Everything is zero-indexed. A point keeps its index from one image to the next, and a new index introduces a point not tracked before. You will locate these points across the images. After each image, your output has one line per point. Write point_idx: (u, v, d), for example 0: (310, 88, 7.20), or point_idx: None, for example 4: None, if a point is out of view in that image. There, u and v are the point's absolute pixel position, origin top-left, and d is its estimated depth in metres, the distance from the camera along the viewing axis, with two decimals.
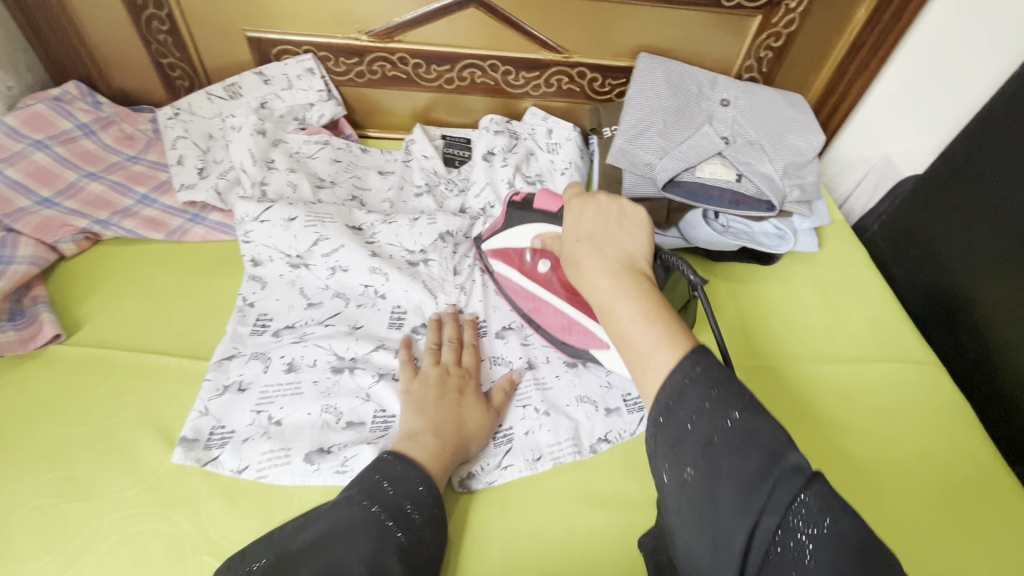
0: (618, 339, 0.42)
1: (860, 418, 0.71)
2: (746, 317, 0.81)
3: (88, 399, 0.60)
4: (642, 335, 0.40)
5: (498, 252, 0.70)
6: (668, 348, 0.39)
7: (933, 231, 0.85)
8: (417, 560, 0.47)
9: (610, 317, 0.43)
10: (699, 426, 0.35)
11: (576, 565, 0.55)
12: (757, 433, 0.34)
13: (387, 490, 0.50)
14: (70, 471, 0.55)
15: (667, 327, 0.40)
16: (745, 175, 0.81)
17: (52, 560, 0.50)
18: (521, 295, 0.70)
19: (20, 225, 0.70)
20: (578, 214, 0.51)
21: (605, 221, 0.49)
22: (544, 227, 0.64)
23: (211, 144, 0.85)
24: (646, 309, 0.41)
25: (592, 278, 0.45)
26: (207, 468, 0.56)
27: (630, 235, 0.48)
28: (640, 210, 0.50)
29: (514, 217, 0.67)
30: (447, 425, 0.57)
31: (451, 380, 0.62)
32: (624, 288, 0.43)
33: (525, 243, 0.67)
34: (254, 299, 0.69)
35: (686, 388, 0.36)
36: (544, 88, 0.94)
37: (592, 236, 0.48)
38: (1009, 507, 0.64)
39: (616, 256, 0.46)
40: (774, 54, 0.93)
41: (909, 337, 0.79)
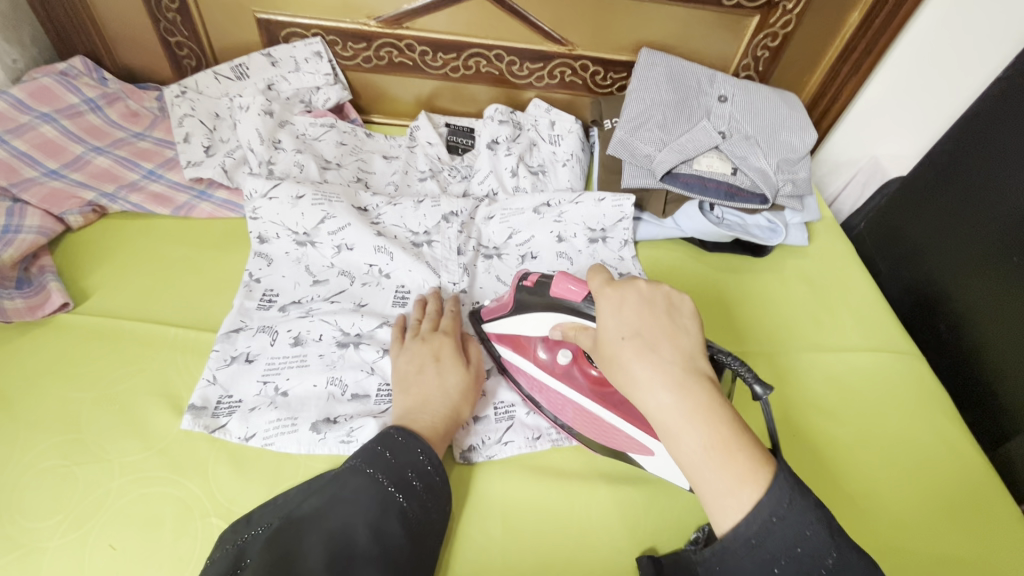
0: (687, 466, 0.42)
1: (842, 405, 0.74)
2: (739, 306, 0.83)
3: (96, 367, 0.61)
4: (720, 474, 0.40)
5: (506, 339, 0.66)
6: (752, 486, 0.39)
7: (917, 230, 0.88)
8: (419, 526, 0.50)
9: (677, 444, 0.42)
10: (787, 570, 0.38)
11: (573, 534, 0.58)
12: (848, 575, 0.39)
13: (389, 459, 0.51)
14: (79, 434, 0.56)
15: (744, 460, 0.40)
16: (740, 169, 0.84)
17: (63, 519, 0.51)
18: (540, 390, 0.65)
19: (28, 195, 0.71)
20: (618, 304, 0.47)
21: (652, 314, 0.46)
22: (563, 315, 0.56)
23: (218, 123, 0.85)
24: (719, 438, 0.41)
25: (651, 391, 0.43)
26: (215, 434, 0.57)
27: (682, 332, 0.46)
28: (685, 301, 0.48)
29: (529, 305, 0.60)
30: (432, 398, 0.58)
31: (428, 349, 0.62)
32: (692, 411, 0.42)
33: (537, 336, 0.63)
34: (261, 275, 0.71)
35: (777, 527, 0.38)
36: (547, 79, 0.96)
37: (641, 334, 0.45)
38: (980, 489, 0.67)
39: (674, 363, 0.44)
40: (771, 54, 0.96)
41: (892, 329, 0.83)
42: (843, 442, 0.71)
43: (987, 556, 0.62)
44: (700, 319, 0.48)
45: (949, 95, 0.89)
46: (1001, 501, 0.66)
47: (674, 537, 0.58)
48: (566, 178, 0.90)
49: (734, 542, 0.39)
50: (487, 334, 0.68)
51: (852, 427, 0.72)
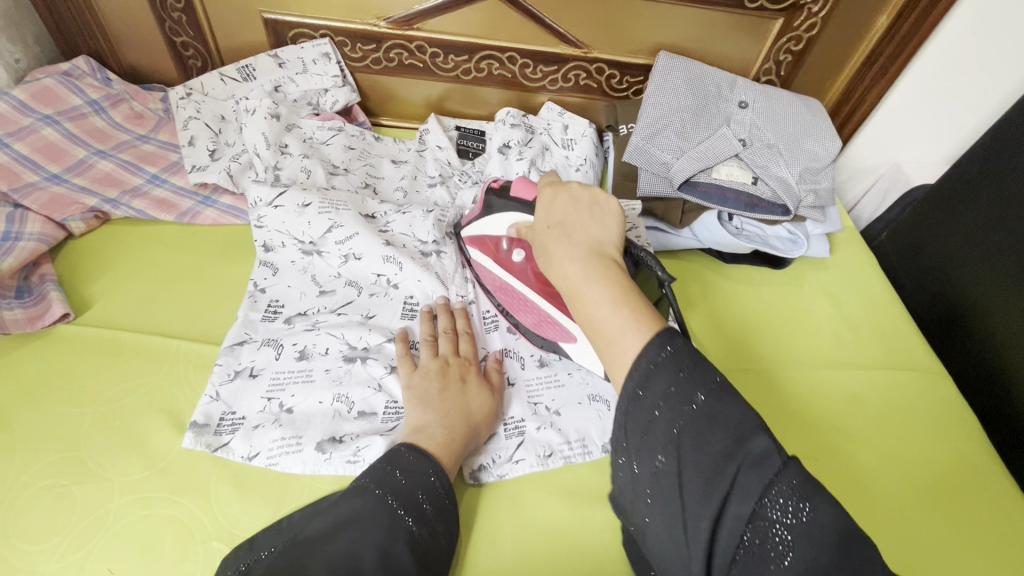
0: (587, 325, 0.42)
1: (856, 412, 0.72)
2: (757, 320, 0.81)
3: (97, 380, 0.59)
4: (610, 322, 0.40)
5: (474, 237, 0.70)
6: (635, 330, 0.39)
7: (942, 240, 0.85)
8: (427, 551, 0.47)
9: (578, 303, 0.43)
10: (666, 414, 0.37)
11: (585, 560, 0.55)
12: (725, 416, 0.35)
13: (399, 480, 0.49)
14: (78, 452, 0.54)
15: (635, 312, 0.40)
16: (761, 178, 0.82)
17: (60, 541, 0.49)
18: (491, 280, 0.70)
19: (28, 201, 0.69)
20: (550, 200, 0.50)
21: (575, 208, 0.49)
22: (522, 216, 0.63)
23: (224, 126, 0.83)
24: (615, 295, 0.41)
25: (559, 264, 0.45)
26: (218, 453, 0.55)
27: (601, 223, 0.48)
28: (612, 202, 0.49)
29: (494, 205, 0.66)
30: (455, 418, 0.57)
31: (452, 369, 0.61)
32: (592, 273, 0.43)
33: (500, 231, 0.66)
34: (266, 285, 0.69)
35: (652, 372, 0.37)
36: (561, 83, 0.94)
37: (562, 224, 0.48)
38: (986, 489, 0.67)
39: (585, 242, 0.46)
40: (794, 58, 0.92)
41: (917, 346, 0.80)
42: (843, 439, 0.70)
43: None
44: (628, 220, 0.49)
45: (977, 100, 0.87)
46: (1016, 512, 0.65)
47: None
48: (580, 184, 0.87)
49: (625, 400, 0.38)
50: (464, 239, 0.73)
51: (859, 427, 0.71)
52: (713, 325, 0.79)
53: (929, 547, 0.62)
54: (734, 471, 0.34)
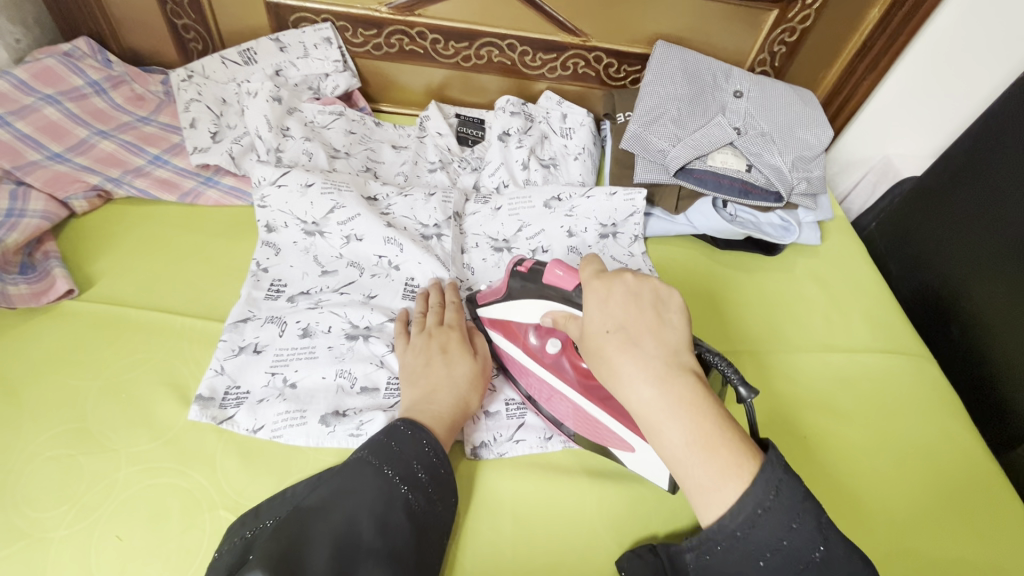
0: (671, 460, 0.42)
1: (849, 403, 0.74)
2: (751, 306, 0.82)
3: (102, 354, 0.60)
4: (703, 468, 0.40)
5: (498, 322, 0.65)
6: (734, 480, 0.39)
7: (931, 230, 0.87)
8: (425, 519, 0.49)
9: (660, 436, 0.42)
10: (772, 565, 0.39)
11: (581, 532, 0.57)
12: (836, 567, 0.39)
13: (395, 451, 0.50)
14: (86, 423, 0.55)
15: (729, 452, 0.40)
16: (755, 166, 0.83)
17: (69, 508, 0.50)
18: (524, 376, 0.64)
19: (31, 179, 0.69)
20: (604, 296, 0.47)
21: (637, 306, 0.45)
22: (556, 305, 0.55)
23: (225, 108, 0.84)
24: (702, 432, 0.40)
25: (633, 387, 0.42)
26: (222, 426, 0.56)
27: (669, 324, 0.45)
28: (674, 294, 0.46)
29: (522, 289, 0.59)
30: (442, 391, 0.57)
31: (435, 341, 0.61)
32: (673, 404, 0.41)
33: (530, 322, 0.60)
34: (269, 265, 0.69)
35: (764, 517, 0.38)
36: (560, 71, 0.95)
37: (625, 328, 0.44)
38: (981, 483, 0.68)
39: (657, 354, 0.43)
40: (788, 49, 0.94)
41: (903, 331, 0.82)
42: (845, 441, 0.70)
43: (991, 554, 0.63)
44: (691, 313, 0.47)
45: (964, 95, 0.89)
46: (995, 489, 0.67)
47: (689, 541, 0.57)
48: (578, 171, 0.88)
49: (721, 534, 0.39)
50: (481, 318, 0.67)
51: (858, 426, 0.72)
52: (707, 309, 0.81)
53: (930, 547, 0.63)
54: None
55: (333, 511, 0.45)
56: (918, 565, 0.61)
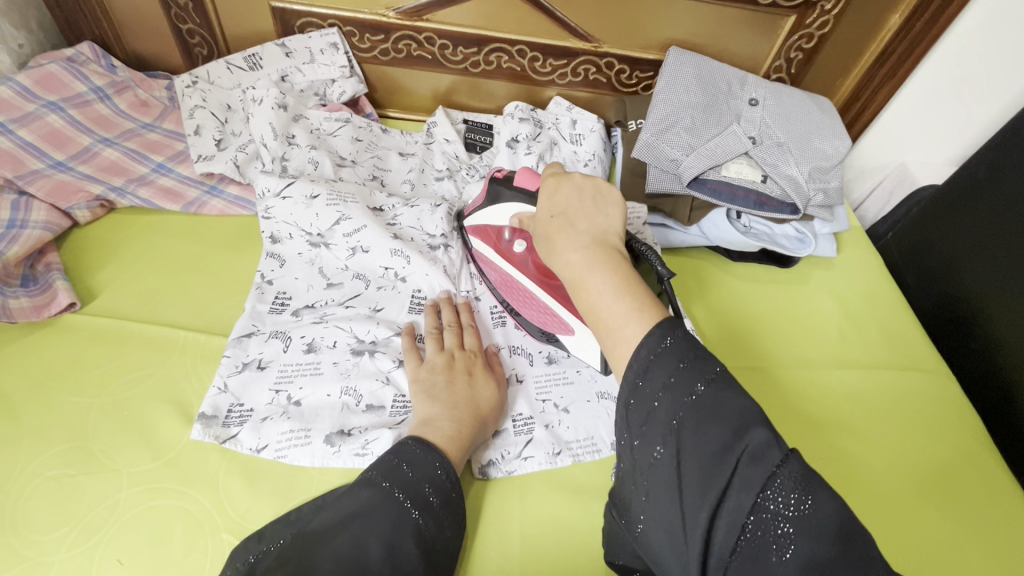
0: (589, 313, 0.43)
1: (845, 383, 0.75)
2: (764, 320, 0.81)
3: (104, 370, 0.59)
4: (614, 311, 0.41)
5: (477, 226, 0.70)
6: (637, 321, 0.40)
7: (950, 242, 0.85)
8: (434, 545, 0.47)
9: (580, 292, 0.43)
10: (667, 404, 0.37)
11: (592, 555, 0.56)
12: (726, 406, 0.35)
13: (407, 473, 0.49)
14: (86, 441, 0.54)
15: (638, 299, 0.41)
16: (770, 177, 0.81)
17: (68, 531, 0.49)
18: (494, 273, 0.69)
19: (33, 188, 0.68)
20: (553, 190, 0.50)
21: (578, 197, 0.48)
22: (523, 206, 0.62)
23: (230, 115, 0.82)
24: (617, 282, 0.42)
25: (562, 251, 0.45)
26: (225, 446, 0.55)
27: (604, 211, 0.48)
28: (614, 190, 0.49)
29: (502, 195, 0.64)
30: (460, 412, 0.56)
31: (458, 363, 0.61)
32: (595, 262, 0.43)
33: (502, 221, 0.66)
34: (273, 277, 0.68)
35: (667, 394, 0.37)
36: (571, 77, 0.93)
37: (563, 211, 0.48)
38: (971, 469, 0.69)
39: (589, 231, 0.46)
40: (805, 56, 0.92)
41: (922, 347, 0.80)
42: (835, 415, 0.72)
43: None
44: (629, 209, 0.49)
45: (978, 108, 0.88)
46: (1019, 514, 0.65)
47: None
48: None
49: (626, 383, 0.39)
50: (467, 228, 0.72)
51: (851, 403, 0.73)
52: (719, 322, 0.79)
53: (910, 518, 0.64)
54: (733, 459, 0.34)
55: (343, 534, 0.43)
56: (894, 532, 0.63)
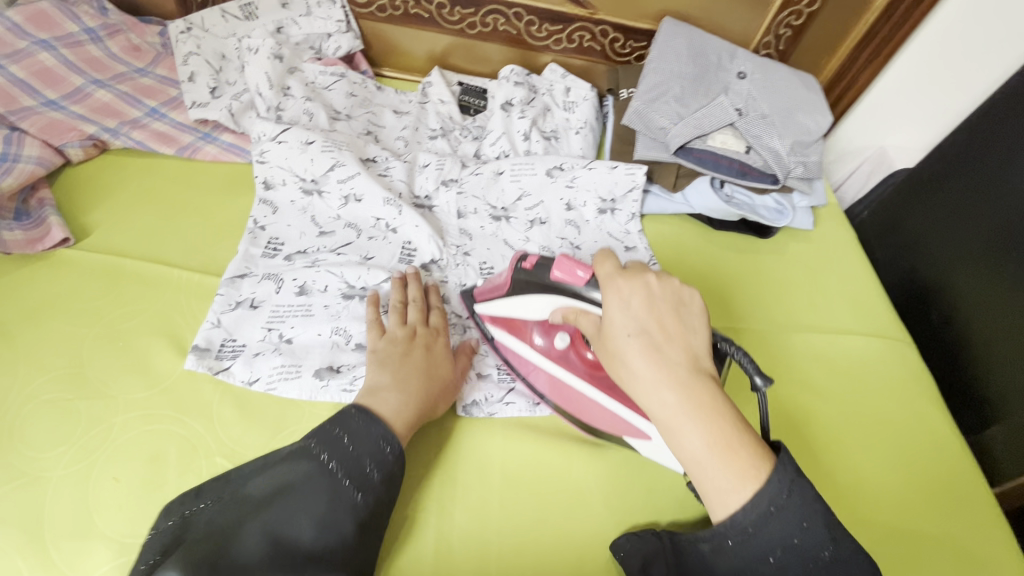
0: (686, 461, 0.42)
1: (838, 387, 0.76)
2: (742, 288, 0.84)
3: (99, 304, 0.60)
4: (722, 471, 0.41)
5: (501, 320, 0.63)
6: (751, 484, 0.40)
7: (921, 223, 0.89)
8: (372, 520, 0.47)
9: (679, 441, 0.42)
10: (783, 559, 0.40)
11: (565, 493, 0.59)
12: (843, 571, 0.41)
13: (347, 446, 0.48)
14: (81, 369, 0.56)
15: (747, 457, 0.41)
16: (754, 148, 0.84)
17: (67, 450, 0.51)
18: (535, 372, 0.63)
19: (27, 124, 0.69)
20: (627, 299, 0.46)
21: (660, 309, 0.45)
22: (562, 299, 0.55)
23: (225, 64, 0.82)
24: (722, 437, 0.41)
25: (655, 390, 0.42)
26: (218, 376, 0.57)
27: (688, 325, 0.46)
28: (694, 296, 0.47)
29: (525, 286, 0.57)
30: (413, 381, 0.55)
31: (418, 339, 0.59)
32: (695, 409, 0.42)
33: (541, 316, 0.58)
34: (266, 223, 0.69)
35: (774, 514, 0.40)
36: (565, 43, 0.94)
37: (650, 334, 0.44)
38: (959, 468, 0.71)
39: (681, 361, 0.43)
40: (793, 33, 0.94)
41: (886, 316, 0.84)
42: (841, 435, 0.72)
43: (954, 527, 0.66)
44: (705, 312, 0.48)
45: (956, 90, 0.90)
46: (953, 450, 0.72)
47: (676, 511, 0.59)
48: (579, 145, 0.88)
49: (728, 528, 0.41)
50: (480, 314, 0.65)
51: (850, 418, 0.73)
52: (698, 288, 0.82)
53: (919, 538, 0.65)
54: None
55: (275, 510, 0.43)
56: (910, 557, 0.63)
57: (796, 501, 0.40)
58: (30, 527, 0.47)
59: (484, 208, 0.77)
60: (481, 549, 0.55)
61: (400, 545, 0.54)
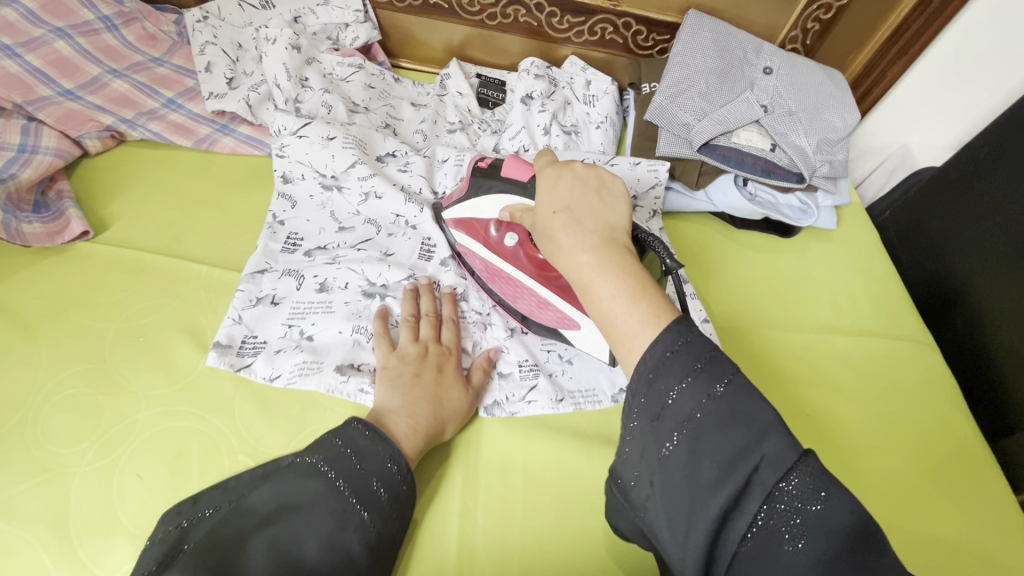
0: (600, 318, 0.42)
1: (860, 386, 0.75)
2: (763, 286, 0.83)
3: (120, 298, 0.60)
4: (628, 317, 0.40)
5: (462, 221, 0.66)
6: (653, 327, 0.38)
7: (946, 223, 0.87)
8: (378, 544, 0.45)
9: (591, 296, 0.42)
10: (682, 400, 0.35)
11: (589, 493, 0.58)
12: (743, 410, 0.34)
13: (354, 464, 0.47)
14: (103, 364, 0.55)
15: (651, 305, 0.40)
16: (779, 146, 0.82)
17: (90, 446, 0.51)
18: (486, 270, 0.66)
19: (44, 115, 0.67)
20: (553, 181, 0.48)
21: (583, 191, 0.47)
22: (512, 198, 0.58)
23: (242, 54, 0.80)
24: (629, 288, 0.41)
25: (570, 252, 0.44)
26: (240, 373, 0.57)
27: (609, 204, 0.47)
28: (617, 181, 0.48)
29: (479, 185, 0.61)
30: (423, 405, 0.54)
31: (430, 358, 0.58)
32: (604, 265, 0.42)
33: (492, 215, 0.61)
34: (285, 218, 0.68)
35: (670, 361, 0.36)
36: (587, 36, 0.92)
37: (570, 208, 0.46)
38: (970, 460, 0.70)
39: (596, 228, 0.44)
40: (821, 28, 0.96)
41: (909, 317, 0.83)
42: (845, 420, 0.72)
43: (979, 535, 0.65)
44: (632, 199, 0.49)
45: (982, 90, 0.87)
46: (977, 454, 0.71)
47: None
48: (599, 141, 0.86)
49: (636, 381, 0.37)
50: (446, 221, 0.68)
51: (862, 411, 0.73)
52: (719, 287, 0.81)
53: (920, 523, 0.65)
54: (754, 460, 0.33)
55: (278, 524, 0.42)
56: (909, 540, 0.64)
57: (698, 342, 0.37)
58: (55, 523, 0.47)
59: None
60: (502, 550, 0.54)
61: (423, 544, 0.54)
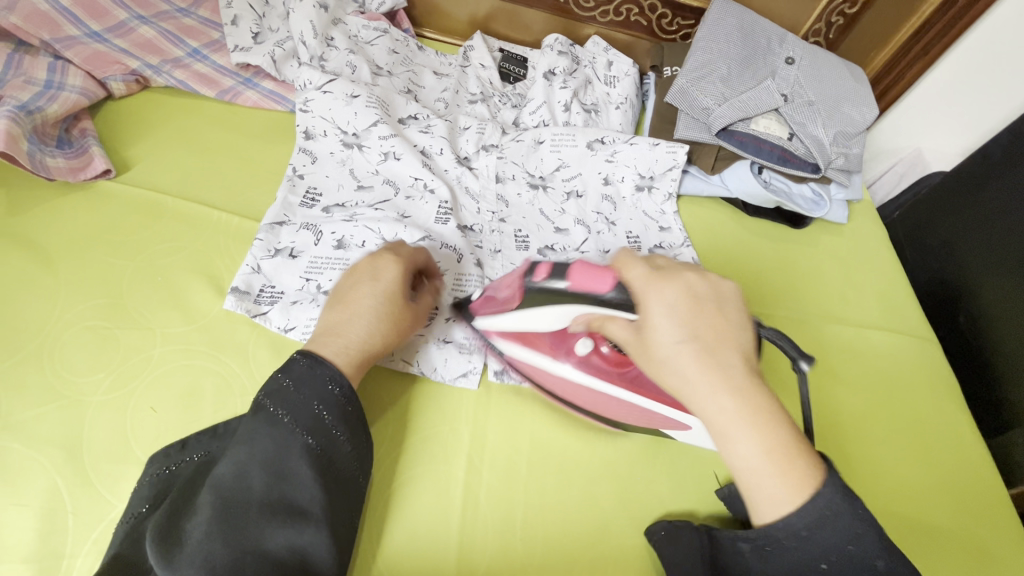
0: (739, 468, 0.41)
1: (862, 377, 0.76)
2: (772, 276, 0.83)
3: (139, 238, 0.60)
4: (774, 482, 0.40)
5: (511, 333, 0.58)
6: (805, 494, 0.40)
7: (952, 224, 0.88)
8: (329, 469, 0.43)
9: (731, 448, 0.41)
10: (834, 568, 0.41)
11: (592, 460, 0.59)
12: None
13: (291, 391, 0.44)
14: (121, 300, 0.56)
15: (800, 468, 0.40)
16: (797, 135, 0.83)
17: (106, 376, 0.52)
18: (547, 378, 0.59)
19: (71, 53, 0.68)
20: (666, 291, 0.44)
21: (703, 304, 0.43)
22: (584, 309, 0.51)
23: (268, 10, 0.80)
24: (769, 444, 0.40)
25: (709, 397, 0.41)
26: (255, 320, 0.57)
27: (730, 321, 0.44)
28: (733, 290, 0.46)
29: (538, 300, 0.53)
30: (346, 324, 0.49)
31: (364, 272, 0.52)
32: (746, 414, 0.41)
33: (553, 325, 0.55)
34: (305, 172, 0.69)
35: (830, 527, 0.40)
36: (612, 16, 0.92)
37: (699, 335, 0.42)
38: (965, 453, 0.72)
39: (732, 363, 0.42)
40: (845, 22, 0.95)
41: (913, 312, 0.84)
42: (849, 410, 0.73)
43: (973, 523, 0.66)
44: (746, 304, 0.46)
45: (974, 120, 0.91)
46: (971, 446, 0.72)
47: (698, 485, 0.59)
48: (617, 121, 0.87)
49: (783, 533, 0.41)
50: (486, 332, 0.60)
51: (863, 403, 0.74)
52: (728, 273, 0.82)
53: (921, 511, 0.66)
54: None
55: (225, 462, 0.41)
56: (917, 529, 0.65)
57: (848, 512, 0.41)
58: (69, 447, 0.48)
59: (521, 177, 0.77)
60: (505, 508, 0.55)
61: (424, 493, 0.55)
